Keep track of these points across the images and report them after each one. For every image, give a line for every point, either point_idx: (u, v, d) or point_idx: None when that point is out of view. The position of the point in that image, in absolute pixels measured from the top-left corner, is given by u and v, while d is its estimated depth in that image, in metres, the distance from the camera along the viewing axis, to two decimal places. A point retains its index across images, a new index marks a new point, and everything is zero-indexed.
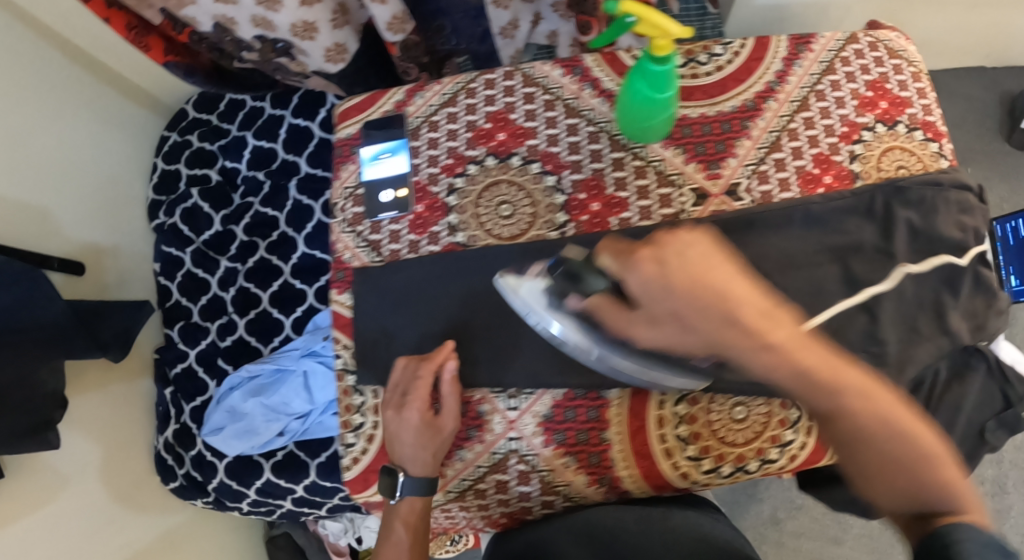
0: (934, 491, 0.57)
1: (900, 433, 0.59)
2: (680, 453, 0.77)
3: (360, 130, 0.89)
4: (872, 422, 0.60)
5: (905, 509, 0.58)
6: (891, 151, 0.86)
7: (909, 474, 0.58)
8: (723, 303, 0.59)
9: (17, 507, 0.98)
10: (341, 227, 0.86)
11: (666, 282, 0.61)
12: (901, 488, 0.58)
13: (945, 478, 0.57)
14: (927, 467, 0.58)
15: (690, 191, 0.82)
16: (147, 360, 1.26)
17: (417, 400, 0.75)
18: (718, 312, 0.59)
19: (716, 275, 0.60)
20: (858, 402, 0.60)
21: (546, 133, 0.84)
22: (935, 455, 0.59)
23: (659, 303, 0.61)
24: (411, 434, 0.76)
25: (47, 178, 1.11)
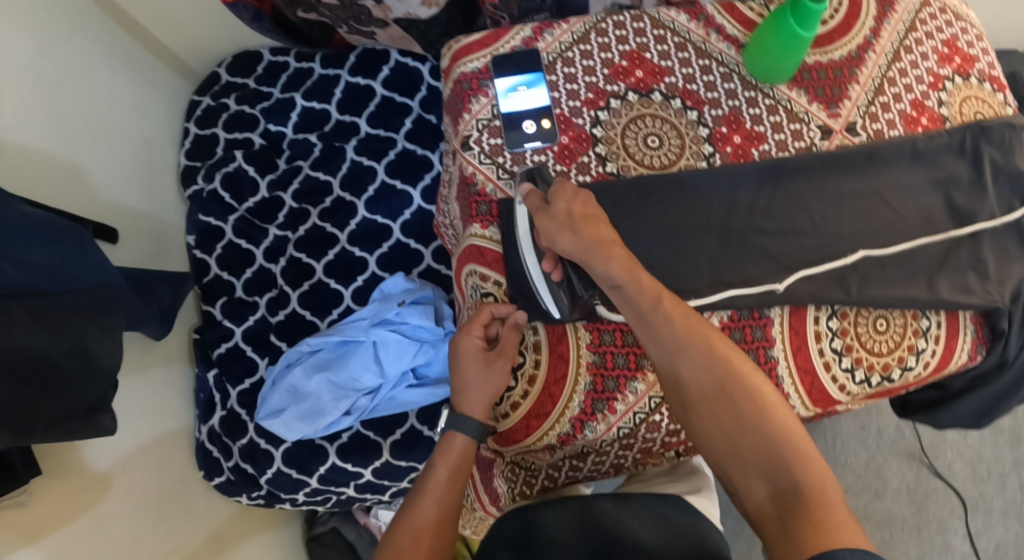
0: (790, 470, 0.57)
1: (757, 401, 0.61)
2: (837, 365, 0.83)
3: (487, 64, 0.86)
4: (725, 384, 0.62)
5: (761, 488, 0.58)
6: (969, 100, 0.93)
7: (766, 443, 0.59)
8: (592, 227, 0.69)
9: (61, 511, 0.83)
10: (478, 159, 0.83)
11: (574, 200, 0.71)
12: (753, 461, 0.59)
13: (800, 452, 0.58)
14: (786, 443, 0.59)
15: (817, 127, 0.87)
16: (184, 342, 1.13)
17: (472, 327, 0.77)
18: (593, 232, 0.68)
19: (587, 206, 0.71)
20: (707, 364, 0.63)
21: (682, 72, 0.87)
22: (794, 431, 0.60)
23: (556, 216, 0.70)
24: (465, 363, 0.76)
25: (81, 132, 0.97)
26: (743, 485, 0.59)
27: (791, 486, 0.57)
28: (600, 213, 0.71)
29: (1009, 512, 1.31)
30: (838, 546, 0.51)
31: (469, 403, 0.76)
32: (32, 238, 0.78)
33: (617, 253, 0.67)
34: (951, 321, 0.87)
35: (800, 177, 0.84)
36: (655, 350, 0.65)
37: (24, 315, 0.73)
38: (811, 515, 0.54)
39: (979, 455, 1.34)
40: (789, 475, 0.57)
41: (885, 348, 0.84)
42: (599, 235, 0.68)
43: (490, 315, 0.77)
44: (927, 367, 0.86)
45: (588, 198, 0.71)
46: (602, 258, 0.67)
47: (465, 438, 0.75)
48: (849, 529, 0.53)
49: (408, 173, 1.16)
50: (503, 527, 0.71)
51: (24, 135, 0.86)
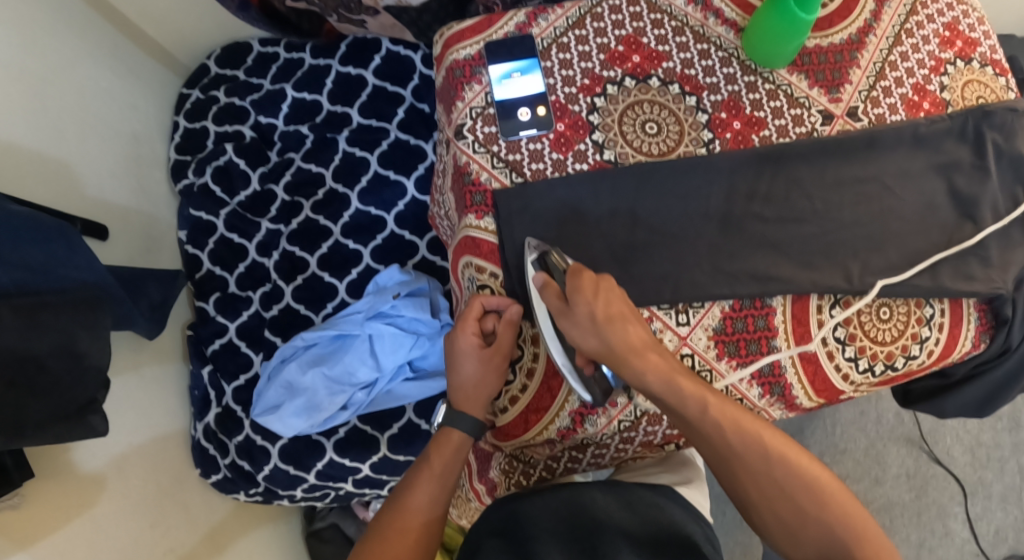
0: (846, 544, 0.61)
1: (802, 476, 0.64)
2: (840, 354, 0.82)
3: (481, 50, 0.84)
4: (768, 462, 0.64)
5: (816, 557, 0.62)
6: (970, 84, 0.92)
7: (813, 514, 0.63)
8: (619, 330, 0.66)
9: (58, 514, 0.81)
10: (473, 148, 0.81)
11: (598, 299, 0.66)
12: (811, 540, 0.62)
13: (846, 515, 0.62)
14: (837, 517, 0.62)
15: (818, 112, 0.85)
16: (177, 339, 1.12)
17: (467, 323, 0.76)
18: (625, 336, 0.66)
19: (613, 306, 0.66)
20: (755, 451, 0.64)
21: (680, 57, 0.85)
22: (835, 495, 0.64)
23: (579, 321, 0.66)
24: (461, 359, 0.76)
25: (68, 128, 0.95)
26: (799, 552, 0.63)
27: (844, 555, 0.60)
28: (621, 303, 0.67)
29: (1008, 497, 1.30)
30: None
31: (466, 399, 0.75)
32: (19, 236, 0.76)
33: (652, 360, 0.65)
34: (955, 309, 0.85)
35: (802, 161, 0.82)
36: (696, 435, 0.66)
37: (8, 316, 0.71)
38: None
39: (979, 441, 1.33)
40: (841, 542, 0.61)
41: (889, 336, 0.83)
42: (628, 332, 0.66)
43: (483, 308, 0.76)
44: (931, 355, 0.85)
45: (611, 293, 0.67)
46: (636, 353, 0.65)
47: (464, 434, 0.75)
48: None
49: (402, 164, 1.14)
50: (489, 516, 0.71)
51: (9, 131, 0.84)
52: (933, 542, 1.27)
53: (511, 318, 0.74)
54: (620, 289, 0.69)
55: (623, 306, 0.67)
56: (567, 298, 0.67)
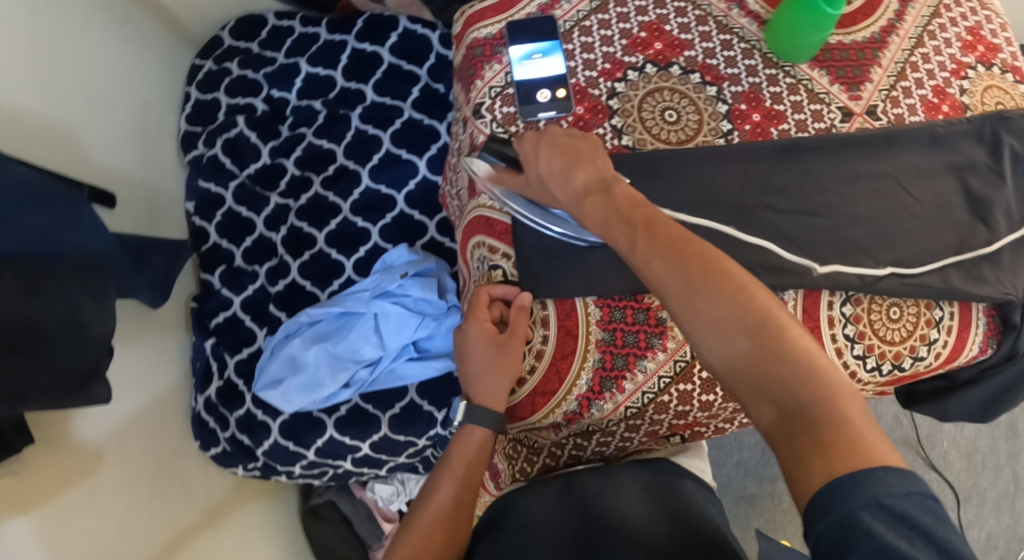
0: (804, 396, 0.45)
1: (747, 310, 0.48)
2: (848, 352, 0.82)
3: (502, 30, 0.84)
4: (707, 296, 0.49)
5: (767, 411, 0.47)
6: (990, 89, 0.91)
7: (764, 357, 0.47)
8: (564, 173, 0.63)
9: (54, 483, 0.81)
10: (490, 128, 0.80)
11: (540, 154, 0.66)
12: (759, 391, 0.47)
13: (810, 363, 0.46)
14: (798, 365, 0.46)
15: (837, 109, 0.85)
16: (181, 310, 1.11)
17: (479, 312, 0.76)
18: (570, 180, 0.63)
19: (554, 146, 0.66)
20: (693, 280, 0.50)
21: (702, 46, 0.84)
22: (794, 334, 0.47)
23: (535, 185, 0.68)
24: (475, 349, 0.76)
25: (78, 95, 0.94)
26: (751, 409, 0.48)
27: (799, 405, 0.46)
28: (568, 143, 0.66)
29: (1001, 505, 1.31)
30: (859, 473, 0.41)
31: (484, 390, 0.76)
32: (30, 203, 0.76)
33: (591, 200, 0.60)
34: (964, 313, 0.86)
35: (819, 155, 0.82)
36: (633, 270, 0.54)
37: (12, 283, 0.71)
38: (823, 436, 0.44)
39: (975, 447, 1.33)
40: (794, 394, 0.46)
41: (898, 336, 0.83)
42: (569, 173, 0.63)
43: (491, 295, 0.76)
44: (938, 357, 0.85)
45: (550, 144, 0.66)
46: (574, 198, 0.62)
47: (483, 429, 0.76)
48: (873, 450, 0.43)
49: (414, 143, 1.14)
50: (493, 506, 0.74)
51: (18, 96, 0.83)
52: None
53: (520, 302, 0.73)
54: (570, 132, 0.68)
55: (570, 150, 0.65)
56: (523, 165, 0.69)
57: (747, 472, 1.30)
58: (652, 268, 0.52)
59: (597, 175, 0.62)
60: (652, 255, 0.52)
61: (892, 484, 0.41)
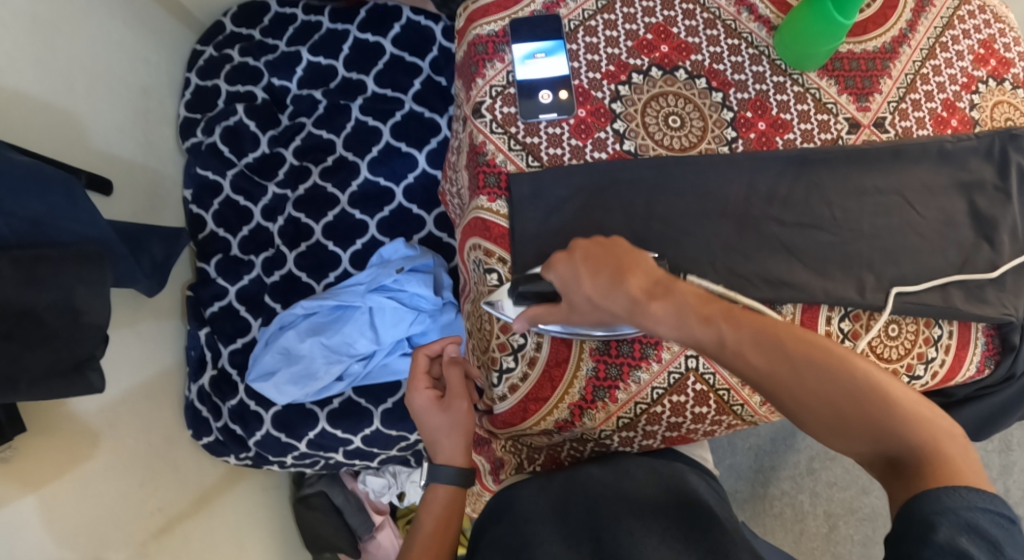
0: (902, 432, 0.49)
1: (832, 366, 0.50)
2: None
3: (505, 27, 0.82)
4: (806, 368, 0.51)
5: (868, 449, 0.50)
6: (1001, 105, 0.90)
7: (866, 414, 0.50)
8: (614, 292, 0.56)
9: (49, 468, 0.82)
10: (490, 128, 0.79)
11: (580, 272, 0.58)
12: (860, 433, 0.50)
13: (897, 402, 0.50)
14: (888, 403, 0.50)
15: (845, 119, 0.84)
16: (177, 298, 1.11)
17: (417, 381, 0.81)
18: (623, 299, 0.56)
19: (593, 269, 0.57)
20: (776, 350, 0.51)
21: (709, 50, 0.83)
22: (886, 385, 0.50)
23: (583, 305, 0.59)
24: (421, 414, 0.78)
25: (78, 79, 0.93)
26: (849, 448, 0.51)
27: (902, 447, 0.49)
28: (606, 253, 0.58)
29: None
30: (956, 489, 0.46)
31: (447, 449, 0.77)
32: (19, 188, 0.74)
33: (658, 305, 0.54)
34: (963, 331, 0.85)
35: (824, 166, 0.81)
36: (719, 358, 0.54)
37: (6, 270, 0.70)
38: (928, 471, 0.47)
39: None
40: (894, 436, 0.49)
41: (895, 354, 0.82)
42: (624, 289, 0.55)
43: (426, 358, 0.83)
44: (935, 376, 0.84)
45: (589, 256, 0.57)
46: (639, 310, 0.55)
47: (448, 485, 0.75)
48: (965, 471, 0.47)
49: (415, 136, 1.12)
50: (491, 505, 0.73)
51: (16, 78, 0.82)
52: None
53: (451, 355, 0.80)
54: (593, 241, 0.59)
55: (613, 259, 0.57)
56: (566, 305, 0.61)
57: (738, 476, 1.30)
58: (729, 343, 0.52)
59: (651, 281, 0.55)
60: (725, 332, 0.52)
61: (969, 496, 0.45)
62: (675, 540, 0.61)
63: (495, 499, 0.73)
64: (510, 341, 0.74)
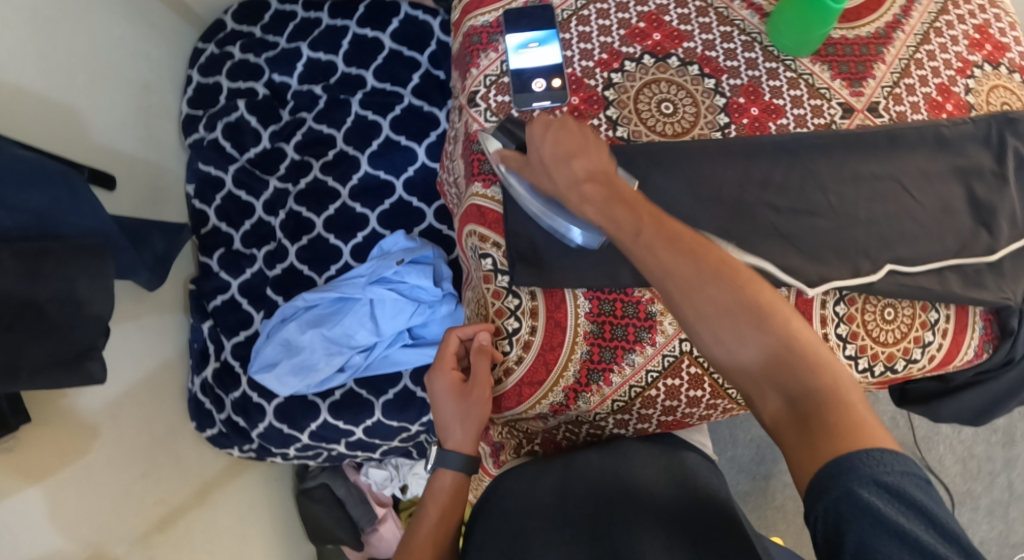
0: (809, 383, 0.51)
1: (759, 303, 0.53)
2: (840, 351, 0.81)
3: (499, 18, 0.83)
4: (722, 300, 0.53)
5: (776, 398, 0.52)
6: (997, 89, 0.90)
7: (776, 355, 0.52)
8: (563, 164, 0.61)
9: (52, 458, 0.83)
10: (484, 116, 0.80)
11: (545, 136, 0.63)
12: (768, 376, 0.52)
13: (814, 356, 0.52)
14: (804, 354, 0.52)
15: (838, 104, 0.84)
16: (180, 292, 1.12)
17: (445, 361, 0.76)
18: (567, 172, 0.61)
19: (560, 141, 0.62)
20: (708, 278, 0.54)
21: (701, 37, 0.83)
22: (801, 334, 0.53)
23: (533, 167, 0.65)
24: (440, 397, 0.75)
25: (79, 75, 0.95)
26: (757, 397, 0.53)
27: (804, 395, 0.51)
28: (580, 141, 0.62)
29: (995, 511, 1.30)
30: (860, 451, 0.48)
31: (460, 435, 0.74)
32: (21, 180, 0.75)
33: (591, 187, 0.60)
34: (961, 316, 0.85)
35: (818, 152, 0.81)
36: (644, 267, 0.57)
37: (9, 262, 0.72)
38: (826, 419, 0.50)
39: (972, 453, 1.32)
40: (802, 385, 0.51)
41: (892, 337, 0.82)
42: (575, 162, 0.61)
43: (458, 340, 0.76)
44: (932, 360, 0.84)
45: (562, 133, 0.63)
46: (573, 186, 0.61)
47: (454, 474, 0.72)
48: (869, 430, 0.49)
49: (414, 130, 1.13)
50: (490, 491, 0.71)
51: (18, 75, 0.84)
52: None
53: (479, 342, 0.74)
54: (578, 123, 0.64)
55: (580, 138, 0.62)
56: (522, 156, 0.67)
57: (740, 469, 1.30)
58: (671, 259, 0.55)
59: (597, 167, 0.61)
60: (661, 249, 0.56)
61: (891, 463, 0.47)
62: (672, 521, 0.61)
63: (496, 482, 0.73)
64: (504, 326, 0.76)
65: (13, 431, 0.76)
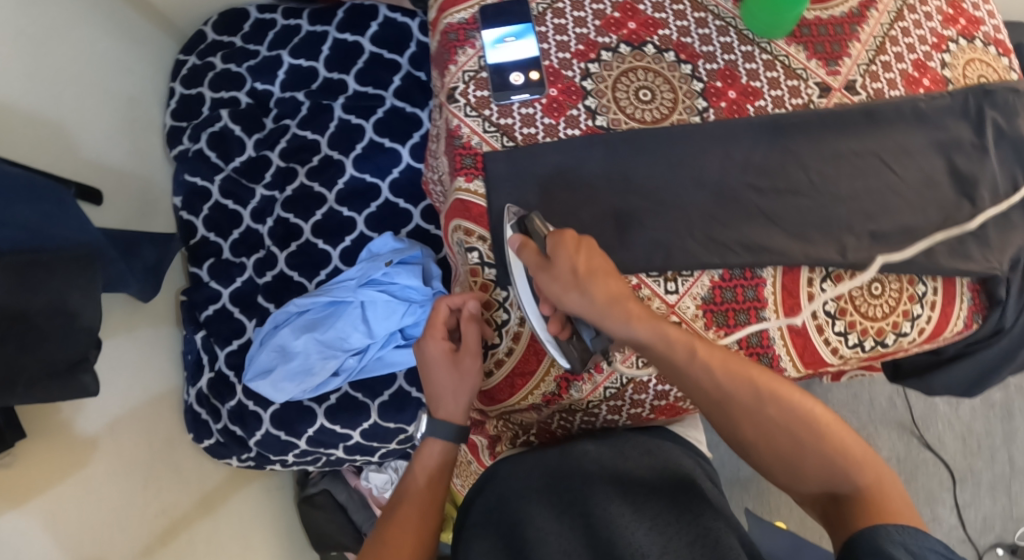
0: (847, 474, 0.58)
1: (793, 406, 0.60)
2: (830, 328, 0.81)
3: (475, 15, 0.84)
4: (767, 408, 0.60)
5: (820, 491, 0.59)
6: (972, 63, 0.91)
7: (820, 455, 0.59)
8: (600, 283, 0.61)
9: (51, 472, 0.83)
10: (464, 112, 0.80)
11: (577, 250, 0.62)
12: (813, 474, 0.59)
13: (845, 450, 0.59)
14: (836, 449, 0.59)
15: (815, 84, 0.84)
16: (171, 303, 1.12)
17: (434, 330, 0.74)
18: (605, 291, 0.61)
19: (596, 259, 0.62)
20: (744, 388, 0.60)
21: (676, 24, 0.84)
22: (840, 433, 0.60)
23: (558, 276, 0.62)
24: (430, 367, 0.73)
25: (64, 91, 0.95)
26: (806, 491, 0.59)
27: (844, 485, 0.57)
28: (605, 262, 0.63)
29: (997, 486, 1.30)
30: (893, 524, 0.52)
31: (450, 405, 0.73)
32: (16, 195, 0.77)
33: (634, 306, 0.61)
34: (948, 287, 0.85)
35: (797, 132, 0.82)
36: (681, 381, 0.62)
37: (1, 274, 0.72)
38: (869, 504, 0.55)
39: (970, 429, 1.32)
40: (841, 477, 0.58)
41: (880, 312, 0.82)
42: (613, 283, 0.61)
43: (448, 309, 0.74)
44: (923, 333, 0.85)
45: (593, 250, 0.62)
46: (613, 305, 0.61)
47: (444, 445, 0.72)
48: (904, 511, 0.54)
49: (398, 131, 1.14)
50: (493, 475, 0.72)
51: (5, 92, 0.84)
52: None
53: (470, 311, 0.73)
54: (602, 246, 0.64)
55: (604, 259, 0.63)
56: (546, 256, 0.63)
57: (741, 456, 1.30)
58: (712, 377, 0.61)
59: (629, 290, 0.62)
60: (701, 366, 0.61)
61: (921, 538, 0.50)
62: (666, 522, 0.60)
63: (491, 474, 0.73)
64: (495, 318, 0.76)
65: (9, 446, 0.76)
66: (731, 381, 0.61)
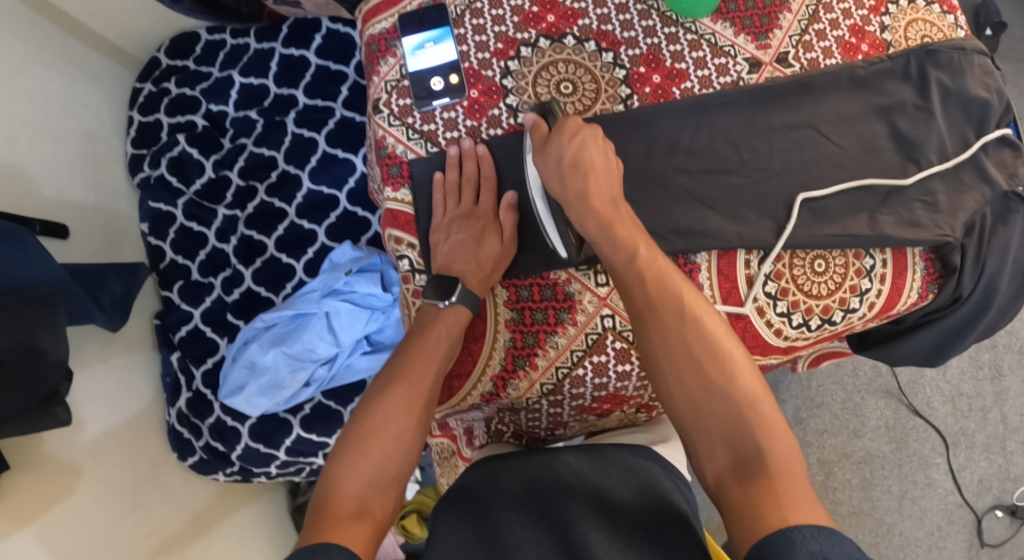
0: (755, 438, 0.55)
1: (719, 348, 0.59)
2: (772, 310, 0.80)
3: (395, 23, 0.83)
4: (692, 345, 0.59)
5: (722, 452, 0.56)
6: (914, 23, 0.87)
7: (732, 411, 0.56)
8: (580, 176, 0.69)
9: (37, 502, 0.86)
10: (388, 122, 0.81)
11: (573, 138, 0.70)
12: (718, 429, 0.56)
13: (762, 418, 0.56)
14: (754, 413, 0.56)
15: (744, 60, 0.82)
16: (146, 328, 1.16)
17: (470, 214, 0.78)
18: (582, 185, 0.69)
19: (587, 152, 0.70)
20: (678, 315, 0.61)
21: (596, 13, 0.82)
22: (764, 399, 0.57)
23: (549, 161, 0.70)
24: (459, 244, 0.77)
25: (22, 133, 0.98)
26: (705, 449, 0.57)
27: (753, 453, 0.54)
28: (600, 155, 0.70)
29: (991, 447, 1.27)
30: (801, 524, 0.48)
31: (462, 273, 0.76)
32: None
33: (601, 204, 0.68)
34: (899, 259, 0.82)
35: (724, 111, 0.80)
36: (626, 297, 0.65)
37: None
38: (772, 489, 0.52)
39: (960, 391, 1.29)
40: (747, 442, 0.55)
41: (825, 289, 0.81)
42: (585, 191, 0.68)
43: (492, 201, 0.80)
44: (873, 307, 0.82)
45: (589, 143, 0.70)
46: (581, 199, 0.68)
47: (463, 308, 0.74)
48: (807, 503, 0.51)
49: (349, 141, 1.17)
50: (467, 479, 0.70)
51: None
52: (915, 493, 1.25)
53: (510, 201, 0.78)
54: (605, 140, 0.71)
55: (600, 154, 0.70)
56: (552, 131, 0.72)
57: None
58: (650, 290, 0.63)
59: (605, 201, 0.68)
60: (645, 276, 0.64)
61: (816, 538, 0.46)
62: (640, 540, 0.57)
63: (473, 475, 0.71)
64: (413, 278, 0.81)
65: None
66: (670, 300, 0.62)
